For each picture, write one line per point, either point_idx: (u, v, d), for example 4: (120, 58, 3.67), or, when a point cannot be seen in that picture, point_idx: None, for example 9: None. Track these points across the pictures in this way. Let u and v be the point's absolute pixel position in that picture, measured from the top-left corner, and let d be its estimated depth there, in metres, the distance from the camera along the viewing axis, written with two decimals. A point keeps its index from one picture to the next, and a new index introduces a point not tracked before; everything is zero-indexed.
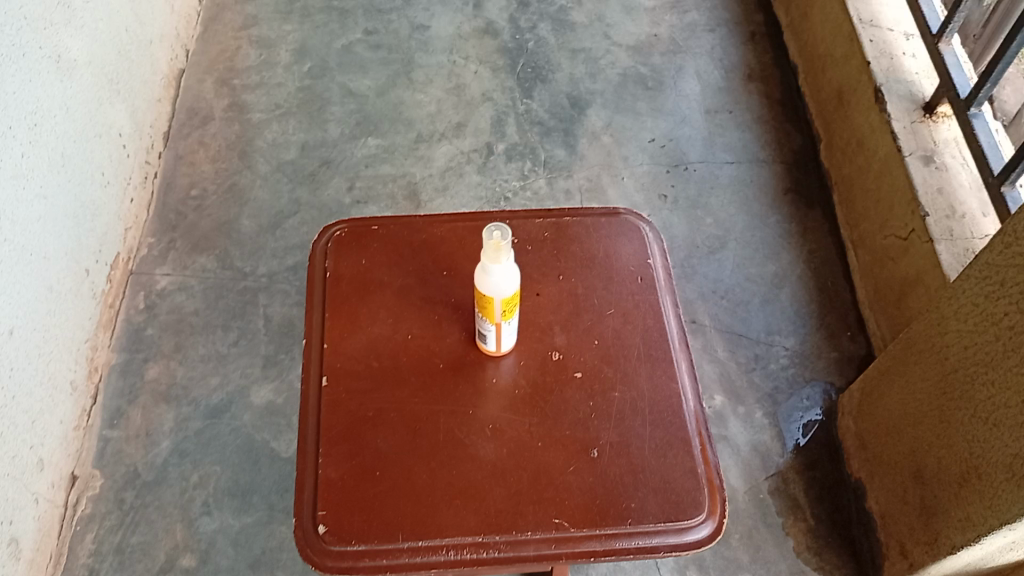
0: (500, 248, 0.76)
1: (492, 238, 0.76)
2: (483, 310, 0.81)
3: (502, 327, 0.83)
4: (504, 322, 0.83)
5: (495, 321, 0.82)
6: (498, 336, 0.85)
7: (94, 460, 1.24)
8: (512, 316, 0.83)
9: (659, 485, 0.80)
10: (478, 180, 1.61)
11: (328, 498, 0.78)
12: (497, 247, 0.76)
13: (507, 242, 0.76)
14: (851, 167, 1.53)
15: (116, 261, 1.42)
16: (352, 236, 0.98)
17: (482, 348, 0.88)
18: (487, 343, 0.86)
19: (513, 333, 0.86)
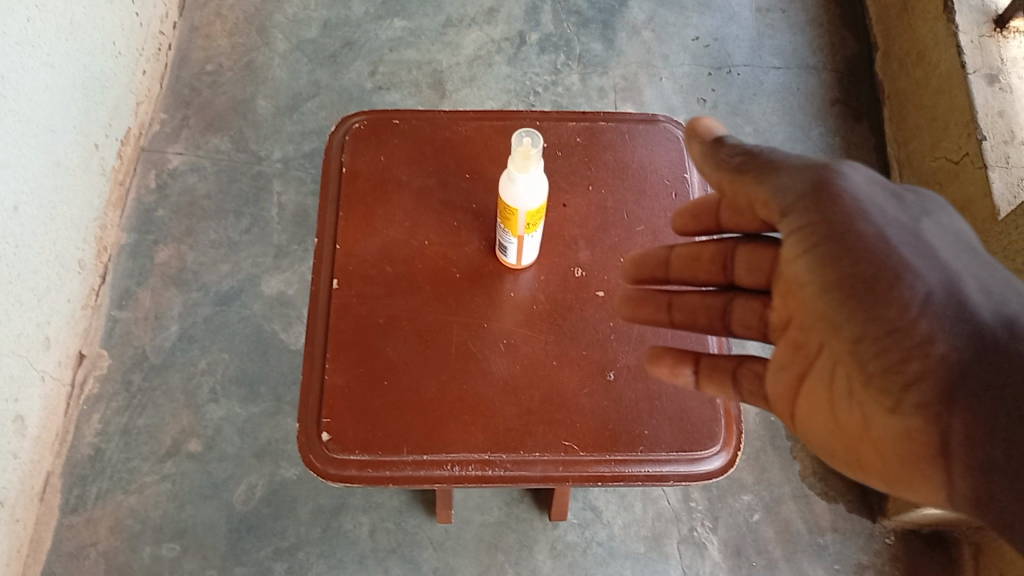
0: (529, 157, 0.70)
1: (521, 145, 0.70)
2: (505, 221, 0.77)
3: (525, 242, 0.79)
4: (527, 236, 0.78)
5: (517, 235, 0.77)
6: (520, 249, 0.80)
7: (103, 340, 1.23)
8: (535, 229, 0.78)
9: (675, 413, 0.77)
10: (507, 72, 1.52)
11: (334, 405, 0.76)
12: (528, 155, 0.71)
13: (538, 150, 0.71)
14: (908, 81, 1.43)
15: (126, 136, 1.37)
16: (372, 129, 0.91)
17: (502, 260, 0.83)
18: (507, 256, 0.81)
19: (536, 247, 0.81)
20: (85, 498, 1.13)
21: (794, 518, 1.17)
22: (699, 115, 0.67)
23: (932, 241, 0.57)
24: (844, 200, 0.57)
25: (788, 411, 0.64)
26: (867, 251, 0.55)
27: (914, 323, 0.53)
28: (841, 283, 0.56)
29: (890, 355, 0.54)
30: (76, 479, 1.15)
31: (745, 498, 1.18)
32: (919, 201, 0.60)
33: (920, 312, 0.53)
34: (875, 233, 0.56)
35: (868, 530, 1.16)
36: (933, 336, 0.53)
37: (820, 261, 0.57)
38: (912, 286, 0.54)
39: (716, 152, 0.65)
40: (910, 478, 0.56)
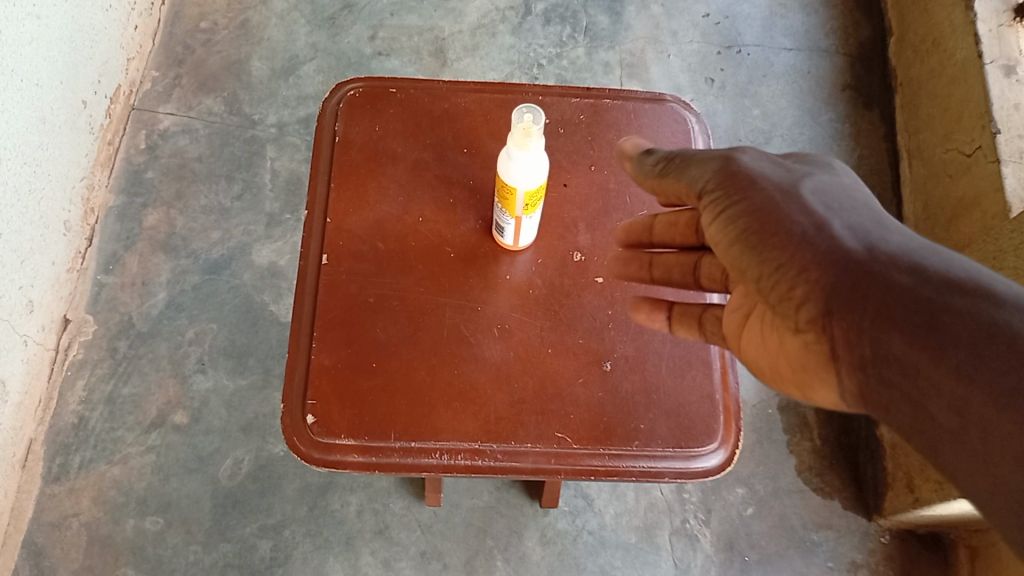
0: (530, 134, 0.67)
1: (521, 121, 0.67)
2: (503, 201, 0.73)
3: (522, 223, 0.75)
4: (525, 217, 0.75)
5: (514, 215, 0.74)
6: (517, 231, 0.77)
7: (88, 305, 1.20)
8: (534, 211, 0.75)
9: (672, 407, 0.75)
10: (511, 42, 1.48)
11: (320, 387, 0.73)
12: (529, 133, 0.67)
13: (538, 127, 0.67)
14: (922, 68, 1.39)
15: (116, 94, 1.32)
16: (367, 98, 0.87)
17: (499, 242, 0.80)
18: (504, 237, 0.78)
19: (534, 228, 0.78)
20: (68, 468, 1.11)
21: (788, 513, 1.16)
22: (625, 142, 0.71)
23: (822, 186, 0.56)
24: (741, 174, 0.58)
25: (733, 345, 0.65)
26: (757, 204, 0.56)
27: (792, 251, 0.52)
28: (737, 234, 0.56)
29: (778, 286, 0.53)
30: (58, 447, 1.12)
31: (738, 491, 1.17)
32: (807, 163, 0.60)
33: (794, 241, 0.52)
34: (767, 188, 0.56)
35: (863, 527, 1.16)
36: (805, 260, 0.51)
37: (721, 221, 0.58)
38: (793, 221, 0.53)
39: (641, 160, 0.68)
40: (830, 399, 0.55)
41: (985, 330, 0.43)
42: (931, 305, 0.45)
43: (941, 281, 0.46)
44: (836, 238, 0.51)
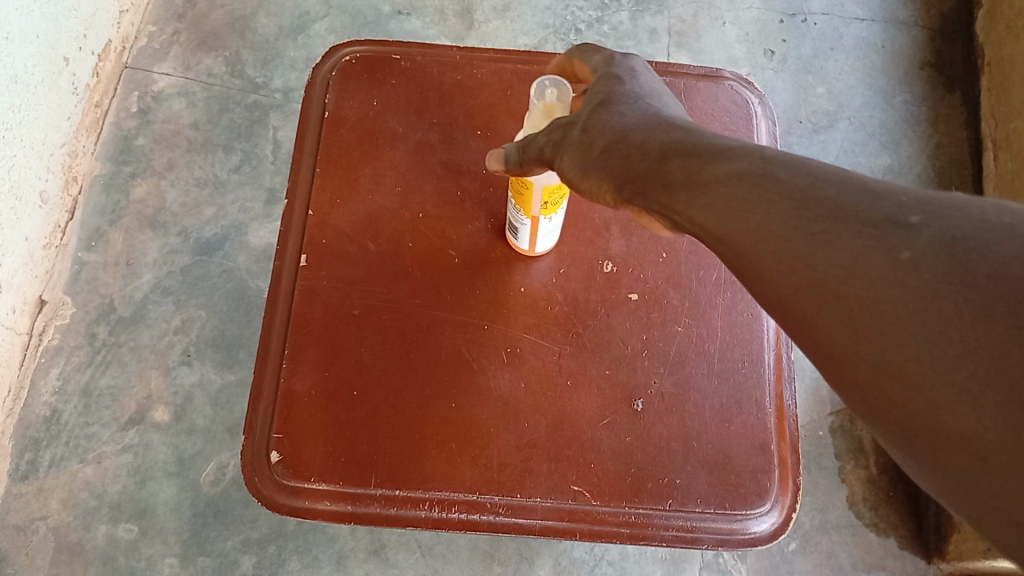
0: (551, 117, 0.54)
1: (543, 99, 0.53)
2: (517, 196, 0.60)
3: (542, 225, 0.62)
4: (546, 219, 0.61)
5: (530, 216, 0.61)
6: (532, 233, 0.63)
7: (67, 285, 1.10)
8: (556, 211, 0.61)
9: (716, 459, 0.61)
10: (547, 4, 1.32)
11: (288, 418, 0.61)
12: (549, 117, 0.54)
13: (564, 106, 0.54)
14: (1016, 45, 1.20)
15: (106, 50, 1.19)
16: (365, 65, 0.73)
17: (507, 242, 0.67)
18: (518, 238, 0.65)
19: (554, 231, 0.64)
20: (37, 465, 1.02)
21: (837, 551, 1.02)
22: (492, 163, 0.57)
23: (606, 98, 0.53)
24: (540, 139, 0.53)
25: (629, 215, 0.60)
26: (574, 147, 0.50)
27: (589, 172, 0.49)
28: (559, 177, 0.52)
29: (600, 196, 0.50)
30: (28, 442, 1.03)
31: None
32: (603, 74, 0.56)
33: (584, 165, 0.49)
34: (574, 131, 0.51)
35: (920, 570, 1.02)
36: (598, 171, 0.49)
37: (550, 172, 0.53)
38: (587, 142, 0.50)
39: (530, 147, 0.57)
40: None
41: (692, 171, 0.43)
42: (660, 165, 0.45)
43: (661, 148, 0.45)
44: (609, 139, 0.49)
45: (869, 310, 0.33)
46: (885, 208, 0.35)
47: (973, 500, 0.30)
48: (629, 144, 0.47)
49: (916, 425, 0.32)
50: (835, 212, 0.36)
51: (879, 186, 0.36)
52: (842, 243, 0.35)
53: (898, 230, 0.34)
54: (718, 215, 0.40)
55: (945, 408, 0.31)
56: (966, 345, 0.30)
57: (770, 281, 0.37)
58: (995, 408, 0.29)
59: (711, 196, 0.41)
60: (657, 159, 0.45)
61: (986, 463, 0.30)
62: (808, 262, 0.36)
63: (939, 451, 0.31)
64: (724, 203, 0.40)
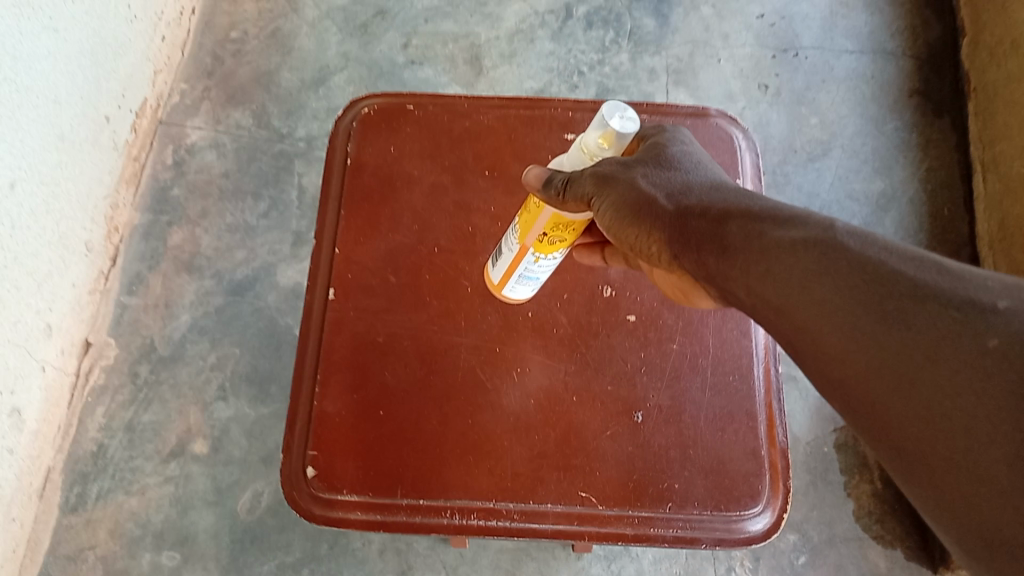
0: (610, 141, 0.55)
1: (605, 126, 0.54)
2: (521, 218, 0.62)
3: (529, 260, 0.64)
4: (535, 256, 0.63)
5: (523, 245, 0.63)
6: (518, 267, 0.66)
7: (111, 327, 1.18)
8: (540, 252, 0.63)
9: (711, 464, 0.67)
10: (551, 49, 1.40)
11: (321, 436, 0.67)
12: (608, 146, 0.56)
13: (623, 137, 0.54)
14: (999, 72, 1.26)
15: (143, 108, 1.28)
16: (382, 115, 0.80)
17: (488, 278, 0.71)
18: (518, 278, 0.67)
19: (538, 277, 0.67)
20: (86, 498, 1.09)
21: (845, 563, 1.06)
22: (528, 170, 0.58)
23: (658, 154, 0.58)
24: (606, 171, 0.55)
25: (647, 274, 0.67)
26: (616, 194, 0.54)
27: (641, 223, 0.54)
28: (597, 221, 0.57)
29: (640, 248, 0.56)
30: (77, 476, 1.10)
31: (790, 537, 1.07)
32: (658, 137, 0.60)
33: (636, 212, 0.54)
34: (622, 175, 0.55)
35: None
36: (651, 225, 0.54)
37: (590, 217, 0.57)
38: (640, 192, 0.54)
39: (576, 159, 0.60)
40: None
41: (754, 236, 0.48)
42: (718, 229, 0.50)
43: (722, 212, 0.51)
44: (675, 204, 0.54)
45: (937, 391, 0.38)
46: (966, 293, 0.39)
47: (964, 528, 0.36)
48: (692, 214, 0.53)
49: (926, 458, 0.38)
50: (914, 289, 0.40)
51: (959, 269, 0.40)
52: (923, 324, 0.39)
53: (984, 314, 0.38)
54: (784, 289, 0.45)
55: (996, 490, 0.35)
56: (1006, 432, 0.35)
57: (837, 354, 0.42)
58: (1011, 461, 0.34)
59: (775, 267, 0.46)
60: (716, 221, 0.51)
61: (993, 503, 0.35)
62: (881, 339, 0.40)
63: (941, 481, 0.37)
64: (790, 274, 0.45)
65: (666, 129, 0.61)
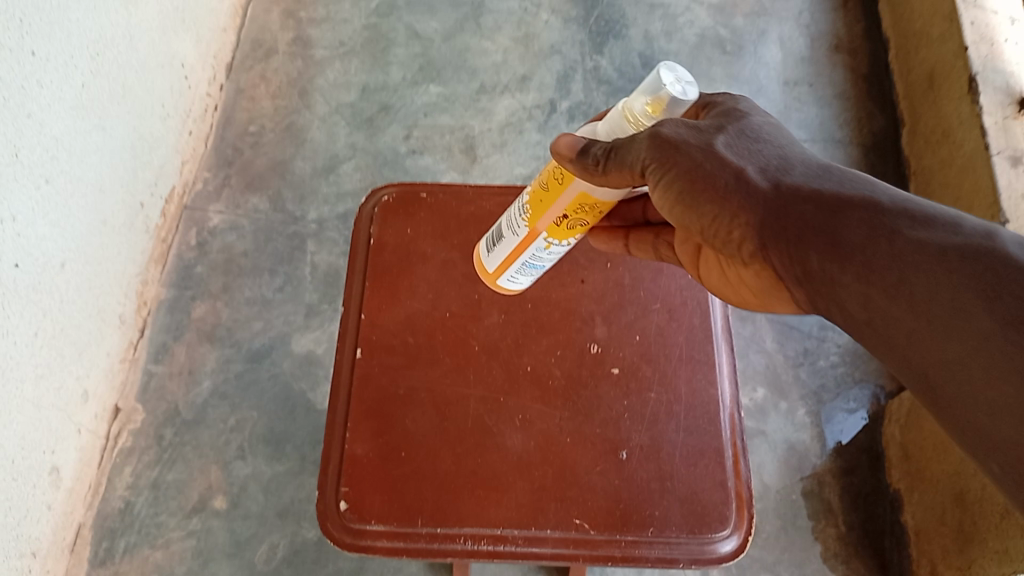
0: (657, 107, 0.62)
1: (657, 91, 0.61)
2: (534, 204, 0.72)
3: (539, 244, 0.74)
4: (546, 241, 0.73)
5: (533, 230, 0.73)
6: (530, 249, 0.75)
7: (138, 394, 1.28)
8: (551, 236, 0.73)
9: (686, 494, 0.78)
10: (537, 139, 1.57)
11: (351, 475, 0.78)
12: (654, 113, 0.63)
13: (669, 105, 0.61)
14: (933, 158, 1.43)
15: (171, 195, 1.42)
16: (399, 202, 0.94)
17: (488, 269, 0.83)
18: (532, 259, 0.77)
19: (544, 258, 0.76)
20: (114, 551, 1.17)
21: None
22: (562, 137, 0.67)
23: (747, 140, 0.66)
24: (680, 151, 0.63)
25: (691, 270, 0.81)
26: (683, 165, 0.63)
27: (725, 205, 0.63)
28: (661, 191, 0.66)
29: (719, 231, 0.65)
30: (105, 532, 1.18)
31: None
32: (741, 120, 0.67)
33: (721, 197, 0.63)
34: (693, 145, 0.64)
35: None
36: (737, 206, 0.63)
37: (656, 188, 0.66)
38: (696, 169, 0.63)
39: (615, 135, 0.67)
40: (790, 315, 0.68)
41: (882, 236, 0.54)
42: (828, 222, 0.58)
43: (831, 210, 0.58)
44: (772, 202, 0.61)
45: None
46: None
47: None
48: (793, 212, 0.60)
49: None
50: None
51: None
52: None
53: None
54: (914, 279, 0.51)
55: None
56: None
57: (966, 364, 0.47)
58: None
59: (913, 273, 0.51)
60: (828, 217, 0.58)
61: None
62: (1022, 363, 0.44)
63: None
64: (919, 271, 0.51)
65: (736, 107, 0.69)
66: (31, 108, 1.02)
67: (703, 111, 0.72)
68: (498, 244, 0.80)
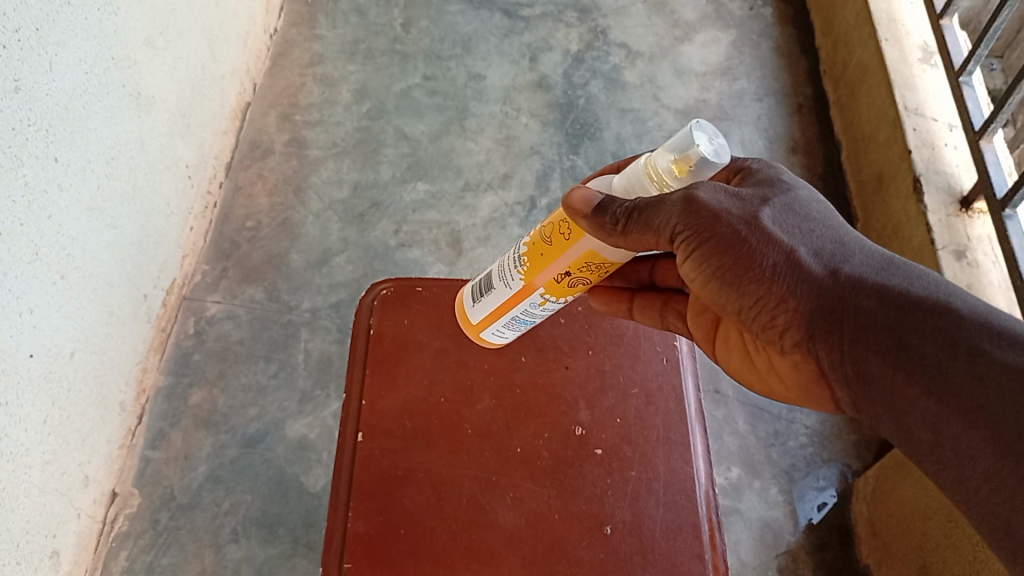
0: (680, 168, 0.68)
1: (684, 154, 0.67)
2: (535, 259, 0.77)
3: (534, 299, 0.79)
4: (541, 296, 0.79)
5: (530, 283, 0.78)
6: (524, 301, 0.80)
7: (135, 479, 1.32)
8: (546, 291, 0.78)
9: (665, 567, 0.84)
10: (519, 233, 1.67)
11: (354, 552, 0.83)
12: (679, 173, 0.69)
13: (691, 169, 0.68)
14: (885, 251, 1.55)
15: (172, 286, 1.48)
16: (397, 295, 1.02)
17: (472, 320, 0.87)
18: (527, 311, 0.82)
19: (532, 311, 0.81)
20: None
21: None
22: (574, 190, 0.71)
23: (790, 216, 0.72)
24: (723, 224, 0.69)
25: (713, 359, 0.90)
26: (717, 244, 0.70)
27: (771, 288, 0.70)
28: (691, 261, 0.72)
29: (762, 313, 0.72)
30: None
31: None
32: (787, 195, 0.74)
33: (771, 280, 0.70)
34: (734, 215, 0.70)
35: None
36: (785, 290, 0.69)
37: (688, 258, 0.72)
38: (738, 244, 0.70)
39: (632, 189, 0.72)
40: (817, 396, 0.77)
41: (953, 344, 0.61)
42: (892, 321, 0.65)
43: (896, 308, 0.65)
44: (823, 291, 0.68)
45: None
46: None
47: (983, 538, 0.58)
48: (848, 304, 0.67)
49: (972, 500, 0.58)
50: None
51: None
52: None
53: None
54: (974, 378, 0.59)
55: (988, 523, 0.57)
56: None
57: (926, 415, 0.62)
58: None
59: (986, 385, 0.58)
60: (892, 316, 0.65)
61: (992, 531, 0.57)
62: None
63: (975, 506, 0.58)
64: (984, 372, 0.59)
65: (780, 181, 0.76)
66: (53, 209, 1.10)
67: (738, 175, 0.80)
68: (488, 294, 0.83)
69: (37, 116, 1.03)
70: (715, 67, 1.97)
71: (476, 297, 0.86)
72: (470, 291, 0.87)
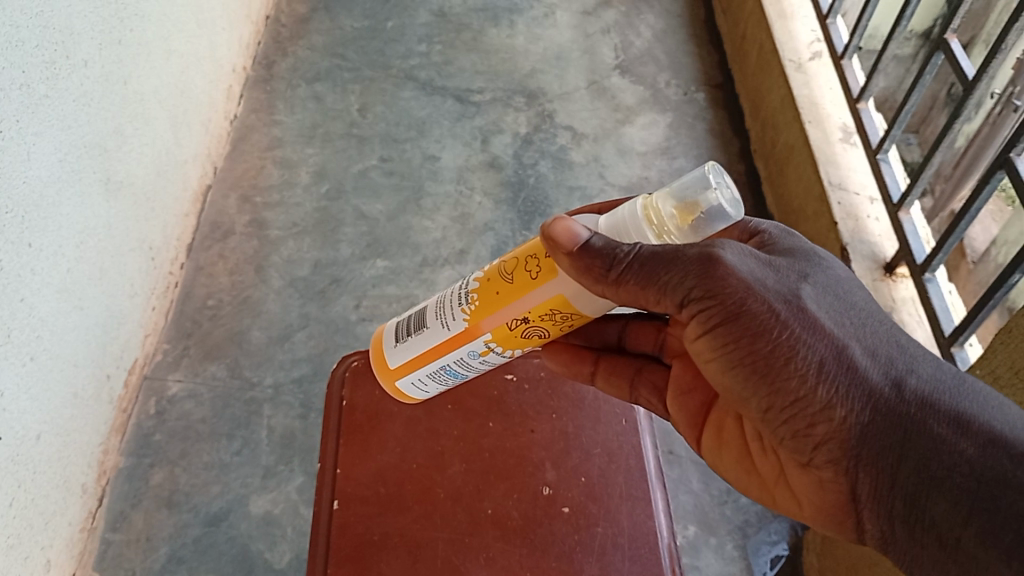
0: (685, 216, 0.75)
1: (697, 201, 0.75)
2: (484, 305, 0.82)
3: (478, 344, 0.84)
4: (485, 341, 0.84)
5: (475, 327, 0.83)
6: (467, 344, 0.85)
7: (95, 563, 1.31)
8: (491, 338, 0.84)
9: None
10: None
11: None
12: (680, 220, 0.75)
13: (695, 219, 0.75)
14: None
15: (132, 366, 1.50)
16: (367, 365, 1.06)
17: (412, 361, 0.89)
18: (466, 356, 0.86)
19: (472, 357, 0.86)
20: None
21: None
22: (557, 223, 0.75)
23: (835, 307, 0.74)
24: (763, 310, 0.72)
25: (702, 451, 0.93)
26: (747, 327, 0.72)
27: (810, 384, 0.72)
28: (711, 337, 0.75)
29: (796, 410, 0.73)
30: None
31: None
32: (827, 278, 0.77)
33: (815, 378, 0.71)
34: (772, 296, 0.73)
35: None
36: (830, 391, 0.71)
37: (707, 333, 0.75)
38: (774, 322, 0.72)
39: (625, 225, 0.77)
40: (836, 511, 0.78)
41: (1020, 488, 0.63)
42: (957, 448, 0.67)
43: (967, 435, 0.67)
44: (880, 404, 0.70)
45: None
46: None
47: None
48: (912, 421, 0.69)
49: None
50: None
51: None
52: None
53: None
54: None
55: None
56: None
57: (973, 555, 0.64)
58: None
59: None
60: (953, 445, 0.67)
61: None
62: None
63: None
64: None
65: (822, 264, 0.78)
66: (25, 292, 1.12)
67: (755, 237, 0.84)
68: (417, 334, 0.88)
69: (14, 203, 1.07)
70: (655, 146, 2.10)
71: (400, 339, 0.90)
72: (393, 332, 0.91)
